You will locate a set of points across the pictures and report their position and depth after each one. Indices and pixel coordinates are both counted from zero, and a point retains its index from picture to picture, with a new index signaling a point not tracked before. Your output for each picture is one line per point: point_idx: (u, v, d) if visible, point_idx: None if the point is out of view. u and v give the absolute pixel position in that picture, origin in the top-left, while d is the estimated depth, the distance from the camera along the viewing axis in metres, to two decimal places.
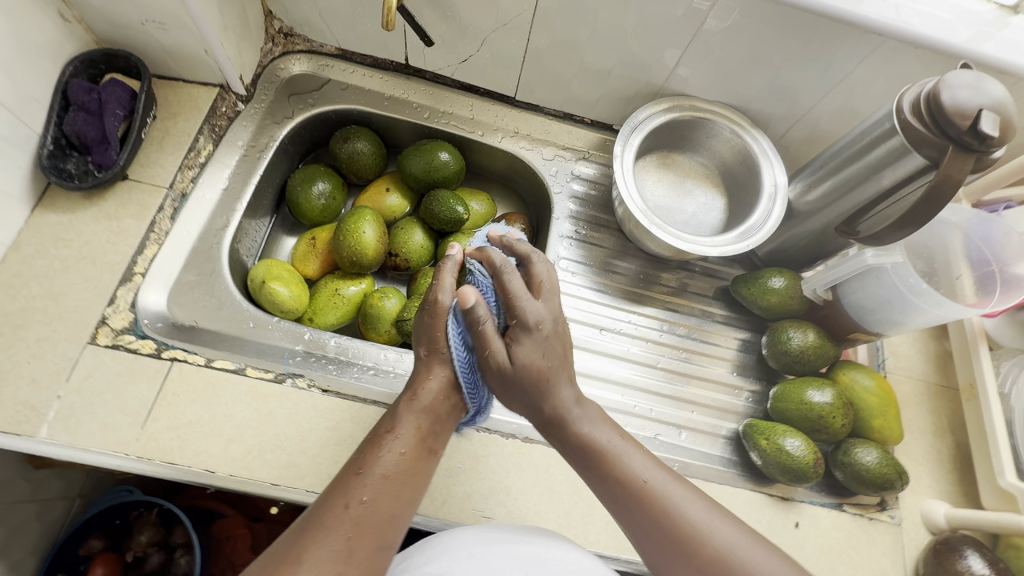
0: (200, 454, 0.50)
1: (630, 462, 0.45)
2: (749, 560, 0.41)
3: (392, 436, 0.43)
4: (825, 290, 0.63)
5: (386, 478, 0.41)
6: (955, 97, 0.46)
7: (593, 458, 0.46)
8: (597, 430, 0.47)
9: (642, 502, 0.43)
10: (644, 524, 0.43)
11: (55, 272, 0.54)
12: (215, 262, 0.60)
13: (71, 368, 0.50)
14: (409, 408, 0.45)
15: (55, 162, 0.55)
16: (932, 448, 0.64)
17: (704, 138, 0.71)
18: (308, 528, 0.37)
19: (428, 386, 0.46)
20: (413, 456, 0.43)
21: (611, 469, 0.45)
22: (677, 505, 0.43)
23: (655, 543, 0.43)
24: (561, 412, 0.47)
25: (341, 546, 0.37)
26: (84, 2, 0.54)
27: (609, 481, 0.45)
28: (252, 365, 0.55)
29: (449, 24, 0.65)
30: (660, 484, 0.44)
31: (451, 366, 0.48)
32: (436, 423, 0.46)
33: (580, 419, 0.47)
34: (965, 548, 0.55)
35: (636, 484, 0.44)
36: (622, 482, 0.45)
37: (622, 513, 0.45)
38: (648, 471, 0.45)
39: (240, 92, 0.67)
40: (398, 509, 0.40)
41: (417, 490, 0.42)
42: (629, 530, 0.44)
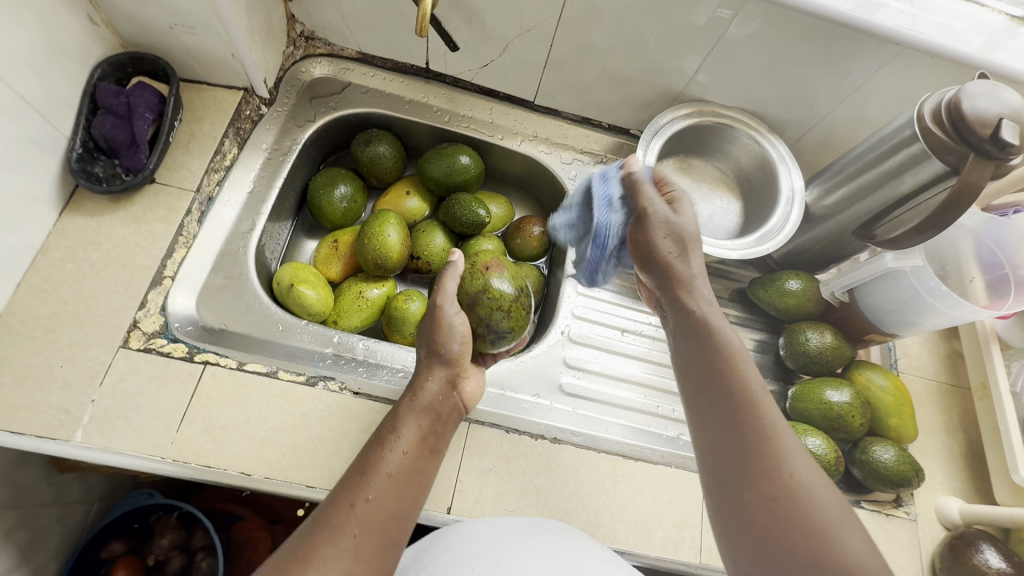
0: (236, 457, 0.50)
1: (744, 365, 0.43)
2: (824, 517, 0.36)
3: (395, 436, 0.45)
4: (844, 292, 0.65)
5: (390, 477, 0.42)
6: (975, 106, 0.48)
7: (705, 340, 0.45)
8: (721, 325, 0.46)
9: (742, 396, 0.42)
10: (733, 408, 0.41)
11: (85, 275, 0.53)
12: (242, 265, 0.60)
13: (104, 371, 0.50)
14: (410, 408, 0.47)
15: (84, 165, 0.55)
16: (945, 445, 0.66)
17: (721, 142, 0.73)
18: (317, 528, 0.38)
19: (427, 386, 0.49)
20: (415, 455, 0.45)
21: (716, 348, 0.45)
22: (778, 428, 0.40)
23: (731, 441, 0.41)
24: (687, 284, 0.49)
25: (349, 544, 0.37)
26: (113, 5, 0.54)
27: (715, 359, 0.44)
28: (284, 368, 0.55)
29: (473, 29, 0.66)
30: (766, 397, 0.42)
31: (448, 366, 0.51)
32: (436, 425, 0.48)
33: (702, 305, 0.48)
34: (981, 542, 0.57)
35: (745, 387, 0.42)
36: (725, 370, 0.43)
37: (702, 393, 0.44)
38: (761, 389, 0.42)
39: (264, 95, 0.67)
40: (402, 509, 0.42)
41: (420, 490, 0.44)
42: (705, 416, 0.43)
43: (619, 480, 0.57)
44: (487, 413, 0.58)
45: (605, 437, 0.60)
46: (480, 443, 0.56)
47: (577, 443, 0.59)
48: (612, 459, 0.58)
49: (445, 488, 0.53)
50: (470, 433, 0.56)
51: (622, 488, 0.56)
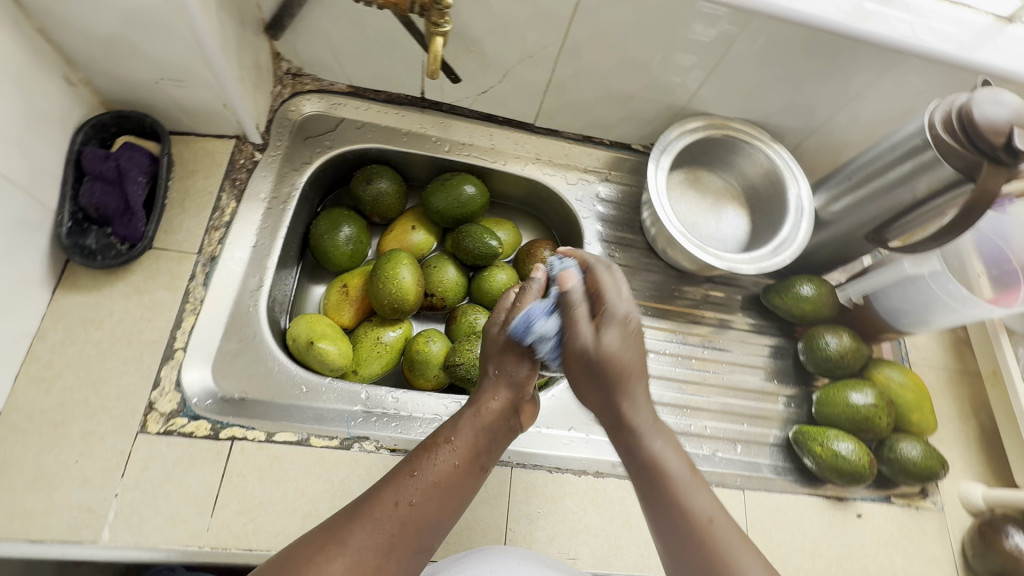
0: (277, 535, 0.47)
1: (697, 495, 0.40)
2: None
3: (448, 446, 0.45)
4: (859, 296, 0.68)
5: (435, 485, 0.43)
6: (983, 113, 0.49)
7: (656, 478, 0.41)
8: (667, 454, 0.42)
9: (700, 536, 0.39)
10: (701, 560, 0.38)
11: (90, 358, 0.50)
12: (254, 325, 0.57)
13: (125, 462, 0.47)
14: (470, 422, 0.47)
15: (75, 239, 0.51)
16: (961, 432, 0.68)
17: (724, 153, 0.73)
18: (357, 515, 0.40)
19: (490, 404, 0.48)
20: (463, 469, 0.45)
21: (677, 498, 0.40)
22: (737, 557, 0.38)
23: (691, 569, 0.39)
24: (631, 423, 0.43)
25: (380, 541, 0.39)
26: (92, 64, 0.50)
27: (673, 504, 0.40)
28: (315, 434, 0.53)
29: (471, 57, 0.64)
30: (722, 527, 0.39)
31: (513, 388, 0.50)
32: (490, 438, 0.48)
33: (648, 434, 0.42)
34: (1009, 527, 0.59)
35: (699, 519, 0.39)
36: (690, 522, 0.39)
37: (673, 540, 0.40)
38: (718, 513, 0.40)
39: (256, 141, 0.64)
40: (440, 517, 0.43)
41: (460, 502, 0.45)
42: (671, 550, 0.40)
43: None
44: (527, 455, 0.57)
45: None
46: (525, 487, 0.55)
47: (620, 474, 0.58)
48: None
49: (495, 538, 0.52)
50: (514, 477, 0.55)
51: None
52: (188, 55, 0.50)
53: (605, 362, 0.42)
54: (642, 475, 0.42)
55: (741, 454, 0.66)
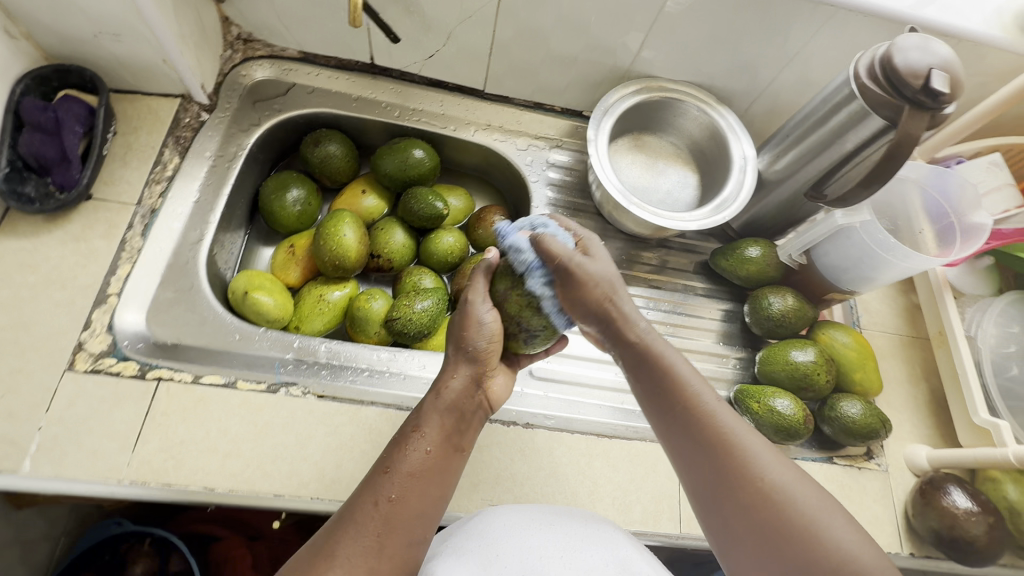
0: (197, 472, 0.48)
1: (698, 385, 0.44)
2: (827, 536, 0.36)
3: (417, 435, 0.43)
4: (800, 254, 0.66)
5: (412, 476, 0.41)
6: (907, 59, 0.48)
7: (658, 371, 0.45)
8: (685, 372, 0.45)
9: (698, 417, 0.42)
10: (723, 464, 0.40)
11: (23, 300, 0.51)
12: (192, 277, 0.58)
13: (50, 398, 0.49)
14: (433, 407, 0.45)
15: (11, 185, 0.53)
16: (910, 395, 0.67)
17: (671, 117, 0.73)
18: (341, 526, 0.39)
19: (451, 384, 0.46)
20: (438, 454, 0.43)
21: (699, 411, 0.42)
22: (756, 457, 0.40)
23: (703, 463, 0.41)
24: (627, 323, 0.47)
25: (370, 543, 0.38)
26: (31, 18, 0.52)
27: (693, 421, 0.42)
28: (243, 377, 0.54)
29: (413, 19, 0.65)
30: (741, 434, 0.41)
31: (474, 362, 0.47)
32: (461, 417, 0.45)
33: (663, 356, 0.45)
34: (949, 485, 0.58)
35: (719, 429, 0.41)
36: (703, 419, 0.42)
37: (682, 435, 0.43)
38: (733, 420, 0.42)
39: (203, 101, 0.66)
40: (425, 506, 0.41)
41: (444, 488, 0.43)
42: (695, 473, 0.42)
43: (594, 459, 0.57)
44: None
45: (578, 418, 0.60)
46: None
47: (550, 426, 0.58)
48: (586, 439, 0.58)
49: None
50: None
51: (598, 466, 0.57)
52: (122, 8, 0.52)
53: (580, 287, 0.46)
54: (658, 398, 0.45)
55: None
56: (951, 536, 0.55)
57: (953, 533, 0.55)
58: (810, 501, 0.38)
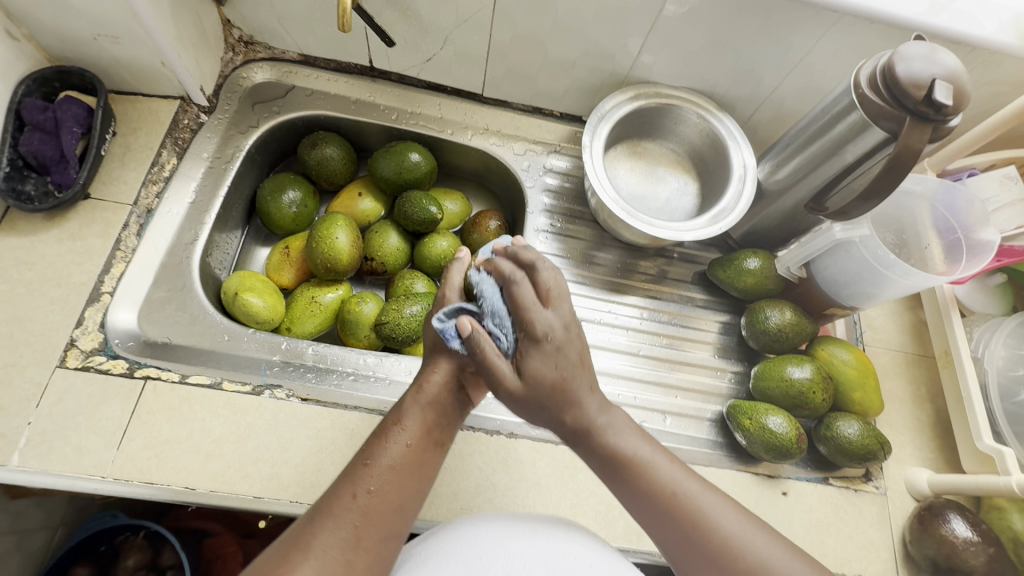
0: (179, 471, 0.49)
1: (658, 468, 0.43)
2: (772, 563, 0.40)
3: (398, 428, 0.42)
4: (799, 267, 0.64)
5: (392, 469, 0.40)
6: (909, 69, 0.46)
7: (620, 469, 0.43)
8: (623, 440, 0.44)
9: (669, 511, 0.41)
10: (680, 531, 0.41)
11: (19, 296, 0.53)
12: (186, 277, 0.59)
13: (40, 393, 0.50)
14: (415, 401, 0.44)
15: (12, 184, 0.55)
16: (913, 416, 0.65)
17: (672, 124, 0.72)
18: (318, 516, 0.38)
19: (434, 377, 0.45)
20: (419, 448, 0.42)
21: (643, 481, 0.43)
22: (710, 516, 0.41)
23: (686, 552, 0.41)
24: (585, 423, 0.44)
25: (347, 535, 0.37)
26: (34, 21, 0.54)
27: (647, 501, 0.42)
28: (229, 378, 0.54)
29: (410, 23, 0.65)
30: (685, 490, 0.42)
31: (457, 360, 0.46)
32: (443, 412, 0.45)
33: (608, 427, 0.44)
34: (948, 513, 0.55)
35: (664, 494, 0.42)
36: (653, 497, 0.42)
37: (654, 525, 0.42)
38: (676, 474, 0.43)
39: (202, 103, 0.67)
40: (404, 500, 0.40)
41: (423, 482, 0.42)
42: (660, 537, 0.42)
43: (578, 472, 0.56)
44: None
45: None
46: None
47: (535, 436, 0.58)
48: (571, 451, 0.57)
49: None
50: None
51: (582, 479, 0.56)
52: (119, 11, 0.53)
53: (533, 384, 0.42)
54: (607, 471, 0.44)
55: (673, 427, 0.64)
56: (948, 566, 0.53)
57: (950, 563, 0.53)
58: (760, 543, 0.40)
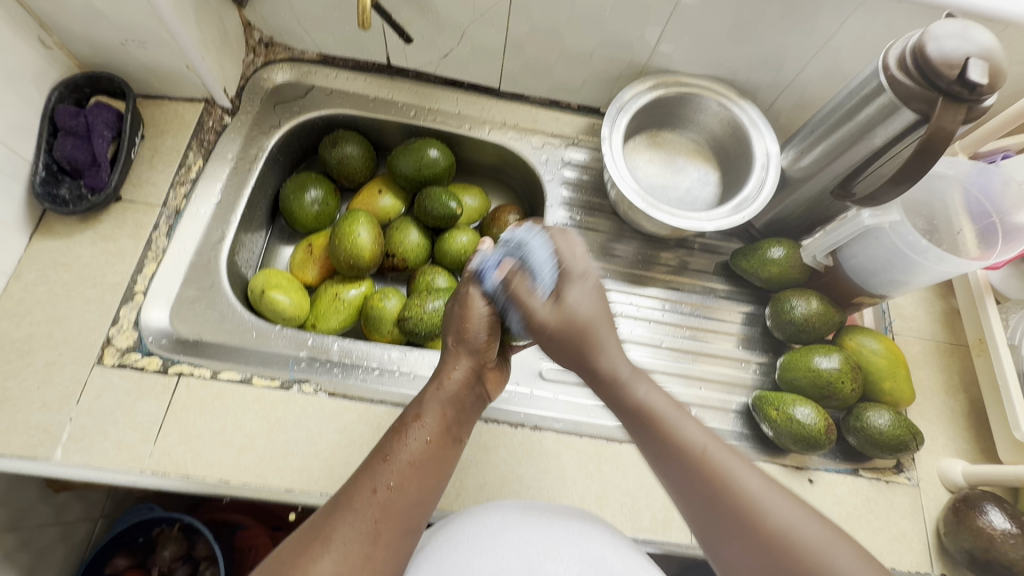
0: (213, 464, 0.50)
1: (685, 427, 0.42)
2: (801, 539, 0.36)
3: (417, 423, 0.42)
4: (826, 255, 0.63)
5: (411, 464, 0.40)
6: (941, 49, 0.45)
7: (647, 423, 0.43)
8: (653, 397, 0.44)
9: (699, 468, 0.40)
10: (707, 494, 0.40)
11: (58, 297, 0.55)
12: (214, 276, 0.60)
13: (80, 390, 0.51)
14: (435, 396, 0.44)
15: (48, 188, 0.57)
16: (946, 406, 0.63)
17: (692, 113, 0.71)
18: (338, 509, 0.38)
19: (453, 374, 0.46)
20: (438, 444, 0.42)
21: (671, 435, 0.42)
22: (734, 473, 0.39)
23: (715, 525, 0.39)
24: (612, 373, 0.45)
25: (367, 528, 0.37)
26: (65, 29, 0.56)
27: (671, 449, 0.42)
28: (258, 374, 0.56)
29: (427, 20, 0.65)
30: (716, 451, 0.41)
31: (475, 354, 0.47)
32: (459, 411, 0.45)
33: (632, 380, 0.45)
34: (985, 503, 0.54)
35: (693, 449, 0.41)
36: (670, 439, 0.42)
37: (681, 488, 0.41)
38: (704, 436, 0.42)
39: (225, 105, 0.68)
40: (423, 496, 0.40)
41: (440, 479, 0.42)
42: (689, 508, 0.41)
43: (603, 463, 0.56)
44: None
45: (588, 421, 0.59)
46: None
47: (559, 428, 0.58)
48: (595, 443, 0.57)
49: None
50: None
51: (607, 471, 0.56)
52: (147, 17, 0.54)
53: (566, 321, 0.45)
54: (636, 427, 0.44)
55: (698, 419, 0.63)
56: (985, 557, 0.51)
57: (987, 555, 0.51)
58: (786, 509, 0.38)
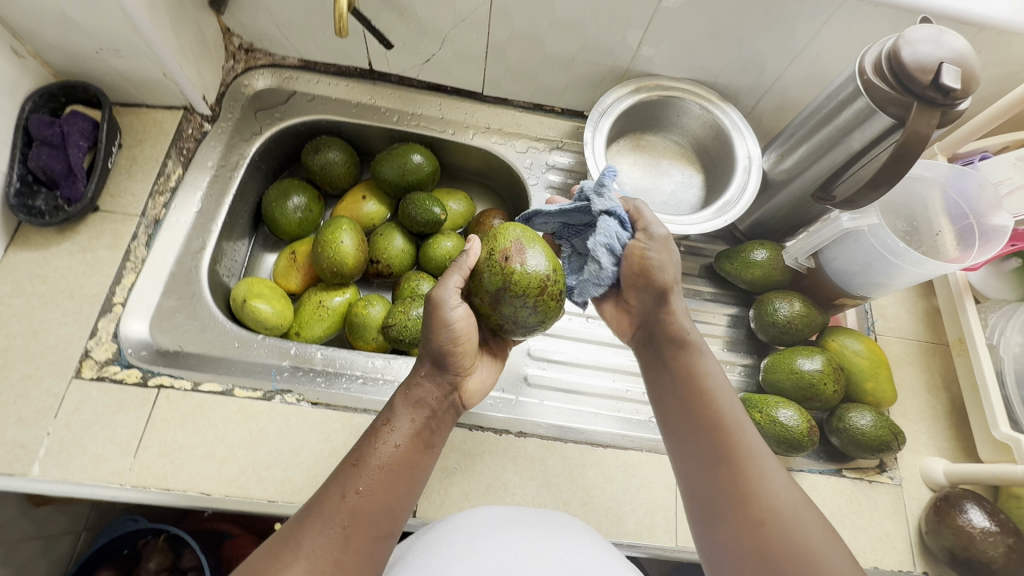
0: (194, 477, 0.50)
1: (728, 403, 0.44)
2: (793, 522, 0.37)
3: (387, 429, 0.42)
4: (807, 257, 0.63)
5: (381, 469, 0.40)
6: (915, 54, 0.45)
7: (689, 383, 0.47)
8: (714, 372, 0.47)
9: (719, 429, 0.43)
10: (719, 454, 0.42)
11: (34, 309, 0.54)
12: (195, 285, 0.60)
13: (58, 404, 0.51)
14: (404, 403, 0.44)
15: (23, 199, 0.56)
16: (928, 405, 0.64)
17: (674, 116, 0.71)
18: (307, 517, 0.37)
19: (421, 382, 0.45)
20: (409, 450, 0.42)
21: (706, 401, 0.45)
22: (752, 452, 0.41)
23: (711, 475, 0.42)
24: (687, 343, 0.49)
25: (335, 534, 0.36)
26: (39, 38, 0.55)
27: (703, 413, 0.44)
28: (239, 385, 0.55)
29: (408, 25, 0.65)
30: (745, 430, 0.43)
31: (445, 362, 0.46)
32: (433, 416, 0.45)
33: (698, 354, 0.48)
34: (965, 503, 0.54)
35: (719, 408, 0.44)
36: (704, 398, 0.45)
37: (694, 436, 0.44)
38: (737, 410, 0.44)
39: (205, 112, 0.67)
40: (394, 501, 0.40)
41: (413, 484, 0.41)
42: (689, 457, 0.44)
43: (588, 469, 0.56)
44: None
45: (573, 426, 0.59)
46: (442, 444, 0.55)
47: (544, 434, 0.58)
48: (581, 449, 0.57)
49: None
50: None
51: (592, 476, 0.56)
52: (122, 26, 0.54)
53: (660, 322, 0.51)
54: (674, 380, 0.48)
55: None
56: (965, 556, 0.52)
57: (967, 553, 0.52)
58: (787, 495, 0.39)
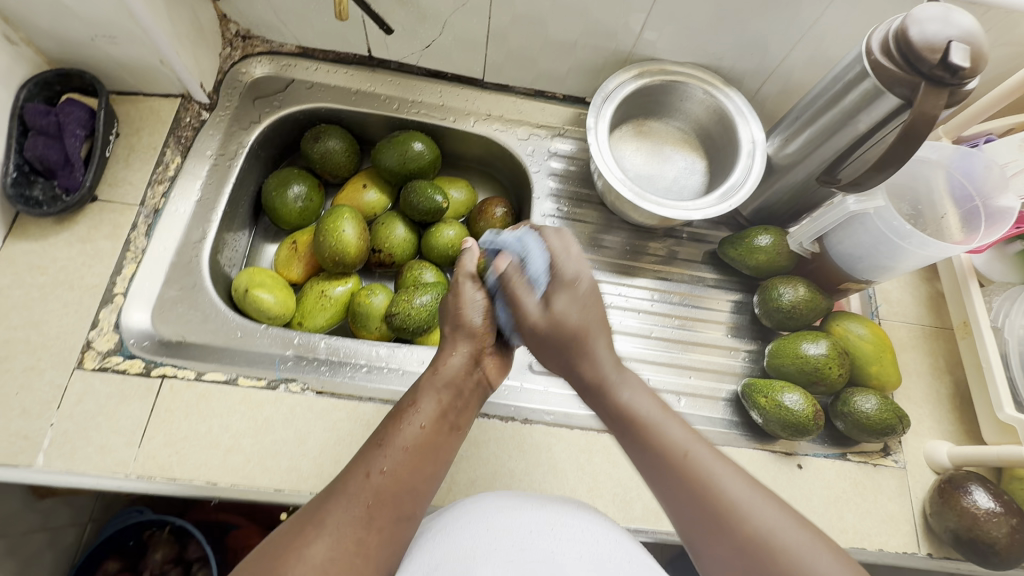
0: (200, 466, 0.49)
1: (668, 428, 0.43)
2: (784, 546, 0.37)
3: (413, 410, 0.42)
4: (812, 241, 0.63)
5: (406, 450, 0.40)
6: (923, 33, 0.45)
7: (628, 423, 0.44)
8: (638, 399, 0.44)
9: (678, 468, 0.41)
10: (687, 492, 0.40)
11: (34, 300, 0.53)
12: (196, 275, 0.59)
13: (60, 395, 0.50)
14: (431, 383, 0.43)
15: (20, 189, 0.55)
16: (932, 389, 0.64)
17: (677, 101, 0.71)
18: (331, 494, 0.37)
19: (449, 360, 0.45)
20: (433, 431, 0.42)
21: (651, 436, 0.43)
22: (714, 476, 0.40)
23: (691, 514, 0.40)
24: (597, 378, 0.45)
25: (359, 513, 0.36)
26: (32, 24, 0.54)
27: (651, 449, 0.42)
28: (244, 373, 0.55)
29: (407, 9, 0.64)
30: (698, 454, 0.41)
31: (472, 340, 0.47)
32: (460, 398, 0.44)
33: (618, 384, 0.45)
34: (970, 484, 0.54)
35: (674, 451, 0.41)
36: (644, 430, 0.43)
37: (660, 484, 0.42)
38: (686, 437, 0.42)
39: (203, 100, 0.66)
40: (419, 482, 0.40)
41: (437, 466, 0.41)
42: (672, 509, 0.41)
43: (595, 454, 0.56)
44: None
45: (579, 413, 0.59)
46: None
47: (550, 421, 0.58)
48: (588, 435, 0.57)
49: None
50: None
51: (599, 462, 0.56)
52: (116, 12, 0.53)
53: (556, 325, 0.45)
54: (615, 421, 0.45)
55: (688, 408, 0.63)
56: (970, 537, 0.52)
57: (972, 534, 0.52)
58: (768, 512, 0.39)
